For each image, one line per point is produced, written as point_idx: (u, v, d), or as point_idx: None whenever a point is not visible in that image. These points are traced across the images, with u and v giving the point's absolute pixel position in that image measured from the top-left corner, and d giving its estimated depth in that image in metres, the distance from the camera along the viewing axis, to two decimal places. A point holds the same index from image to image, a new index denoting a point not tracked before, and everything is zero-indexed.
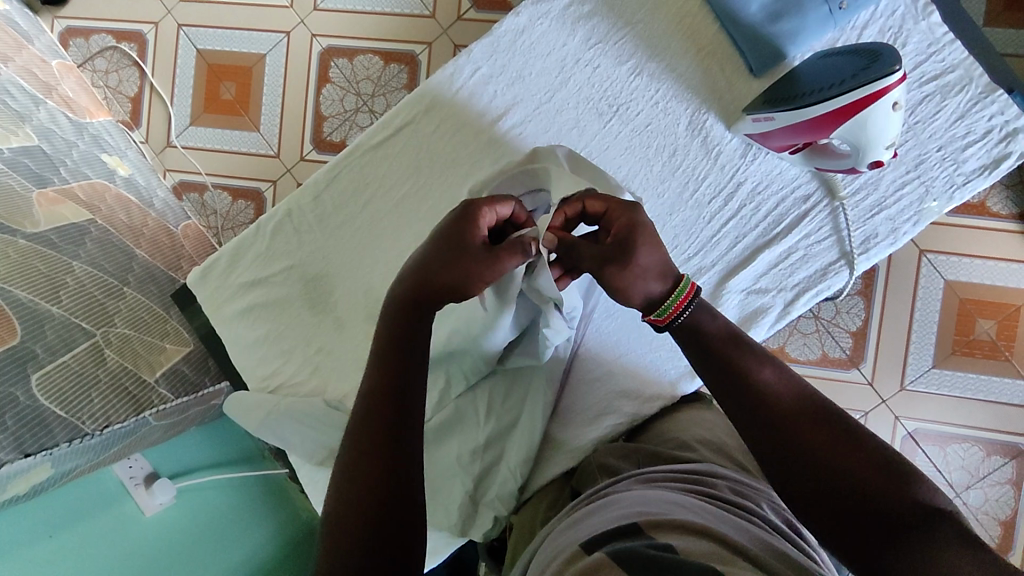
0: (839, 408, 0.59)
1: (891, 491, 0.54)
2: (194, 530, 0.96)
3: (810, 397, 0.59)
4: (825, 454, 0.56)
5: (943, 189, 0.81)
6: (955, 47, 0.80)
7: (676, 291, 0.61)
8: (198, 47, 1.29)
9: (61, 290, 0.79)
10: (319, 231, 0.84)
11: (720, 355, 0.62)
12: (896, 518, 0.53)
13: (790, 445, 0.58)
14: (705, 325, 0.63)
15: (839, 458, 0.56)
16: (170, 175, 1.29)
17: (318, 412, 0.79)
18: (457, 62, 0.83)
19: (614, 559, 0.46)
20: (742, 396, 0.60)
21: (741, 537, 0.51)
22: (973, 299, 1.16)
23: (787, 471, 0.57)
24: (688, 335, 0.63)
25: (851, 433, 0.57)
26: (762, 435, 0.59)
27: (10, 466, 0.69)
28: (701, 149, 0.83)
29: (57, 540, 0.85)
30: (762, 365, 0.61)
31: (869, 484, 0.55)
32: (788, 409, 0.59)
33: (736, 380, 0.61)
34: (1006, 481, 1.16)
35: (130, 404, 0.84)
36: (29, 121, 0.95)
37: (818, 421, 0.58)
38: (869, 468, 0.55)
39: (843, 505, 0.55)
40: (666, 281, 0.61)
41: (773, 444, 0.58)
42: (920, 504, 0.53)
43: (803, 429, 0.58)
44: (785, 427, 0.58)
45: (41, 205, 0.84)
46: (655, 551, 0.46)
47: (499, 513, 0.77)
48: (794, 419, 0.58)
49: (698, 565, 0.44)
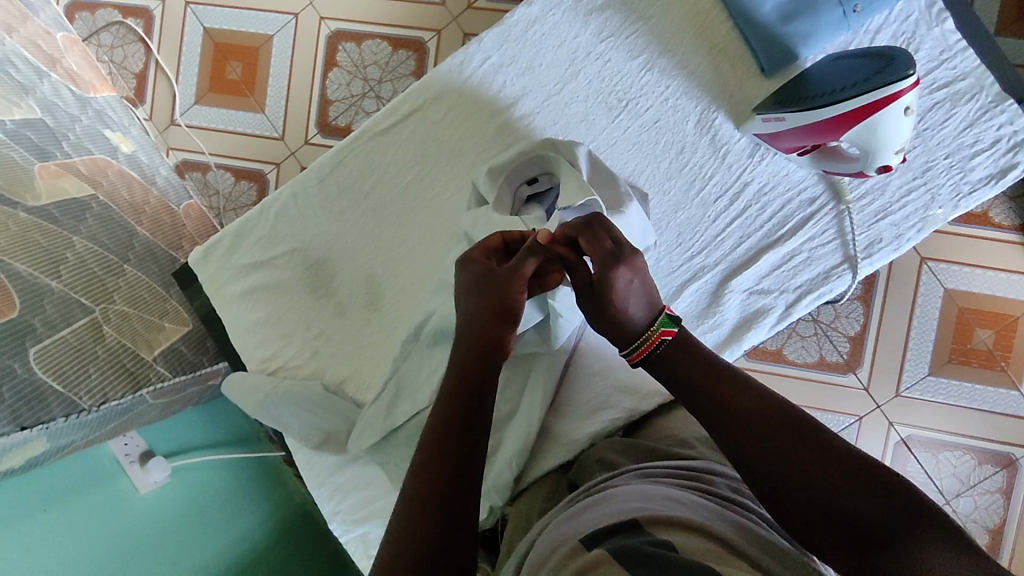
0: (807, 412, 0.57)
1: (874, 501, 0.51)
2: (186, 509, 0.96)
3: (778, 405, 0.57)
4: (799, 463, 0.54)
5: (949, 198, 0.81)
6: (967, 55, 0.80)
7: (643, 337, 0.63)
8: (205, 26, 1.27)
9: (61, 264, 0.79)
10: (322, 215, 0.84)
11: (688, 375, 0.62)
12: (877, 527, 0.50)
13: (760, 460, 0.56)
14: (672, 354, 0.63)
15: (812, 465, 0.54)
16: (173, 153, 1.28)
17: (317, 395, 0.79)
18: (467, 51, 0.83)
19: (616, 557, 0.46)
20: (712, 413, 0.59)
21: (740, 536, 0.51)
22: (972, 308, 1.17)
23: (763, 487, 0.55)
24: (660, 357, 0.64)
25: (822, 436, 0.55)
26: (734, 455, 0.57)
27: (7, 439, 0.68)
28: (709, 148, 0.83)
29: (48, 513, 0.82)
30: (728, 381, 0.60)
31: (844, 490, 0.52)
32: (759, 419, 0.57)
33: (705, 399, 0.60)
34: (996, 490, 1.16)
35: (127, 381, 0.83)
36: (32, 93, 0.94)
37: (787, 429, 0.56)
38: (841, 472, 0.53)
39: (824, 515, 0.52)
40: (642, 322, 0.64)
41: (745, 462, 0.57)
42: (900, 512, 0.50)
43: (778, 439, 0.56)
44: (753, 441, 0.56)
45: (43, 179, 0.84)
46: (654, 548, 0.47)
47: (494, 503, 0.77)
48: (766, 429, 0.56)
49: (698, 564, 0.44)
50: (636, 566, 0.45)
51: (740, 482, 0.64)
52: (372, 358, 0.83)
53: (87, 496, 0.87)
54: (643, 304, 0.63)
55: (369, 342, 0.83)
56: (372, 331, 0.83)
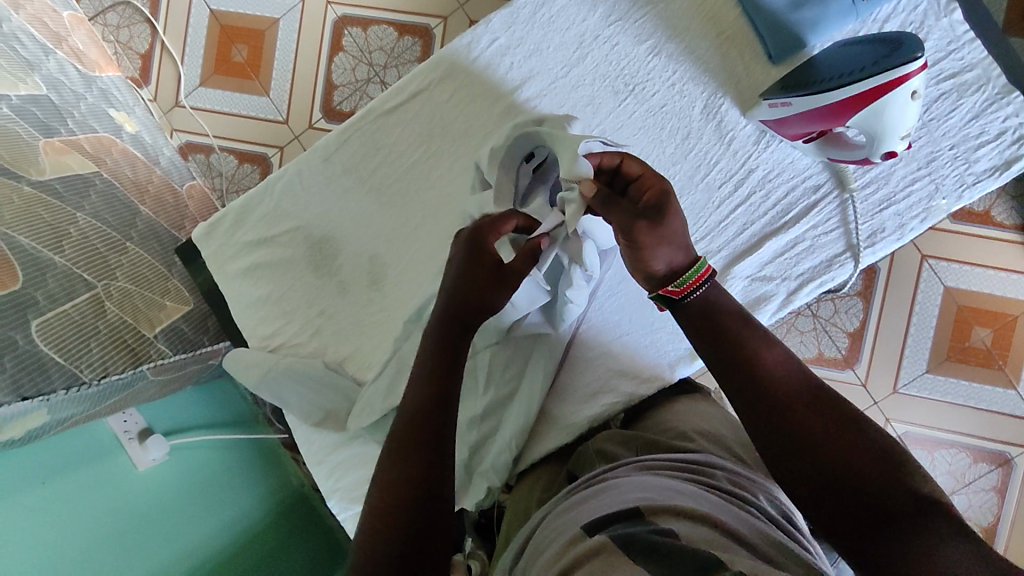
0: (839, 395, 0.60)
1: (890, 484, 0.54)
2: (185, 488, 0.97)
3: (811, 381, 0.60)
4: (821, 437, 0.57)
5: (953, 188, 0.82)
6: (975, 46, 0.80)
7: (692, 270, 0.64)
8: (212, 8, 1.27)
9: (64, 239, 0.79)
10: (326, 193, 0.84)
11: (724, 336, 0.63)
12: (891, 508, 0.53)
13: (785, 428, 0.58)
14: (711, 316, 0.64)
15: (835, 441, 0.57)
16: (176, 135, 1.28)
17: (318, 373, 0.80)
18: (475, 31, 0.83)
19: (620, 545, 0.47)
20: (742, 376, 0.62)
21: (742, 527, 0.52)
22: (971, 307, 1.17)
23: (782, 456, 0.58)
24: (699, 313, 0.65)
25: (850, 416, 0.58)
26: (759, 418, 0.60)
27: (8, 408, 0.68)
28: (714, 134, 0.83)
29: (47, 487, 0.82)
30: (763, 345, 0.63)
31: (860, 470, 0.55)
32: (788, 391, 0.60)
33: (736, 360, 0.62)
34: (991, 488, 1.17)
35: (129, 357, 0.84)
36: (38, 70, 0.94)
37: (816, 404, 0.59)
38: (863, 453, 0.56)
39: (840, 495, 0.55)
40: (687, 253, 0.65)
41: (768, 427, 0.59)
42: (914, 498, 0.53)
43: (804, 413, 0.59)
44: (779, 409, 0.59)
45: (47, 154, 0.84)
46: (658, 537, 0.47)
47: (492, 484, 0.78)
48: (793, 401, 0.59)
49: (701, 551, 0.44)
50: (637, 554, 0.45)
51: (741, 475, 0.65)
52: (373, 338, 0.83)
53: (84, 471, 0.87)
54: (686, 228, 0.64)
55: (370, 323, 0.84)
56: (374, 311, 0.84)
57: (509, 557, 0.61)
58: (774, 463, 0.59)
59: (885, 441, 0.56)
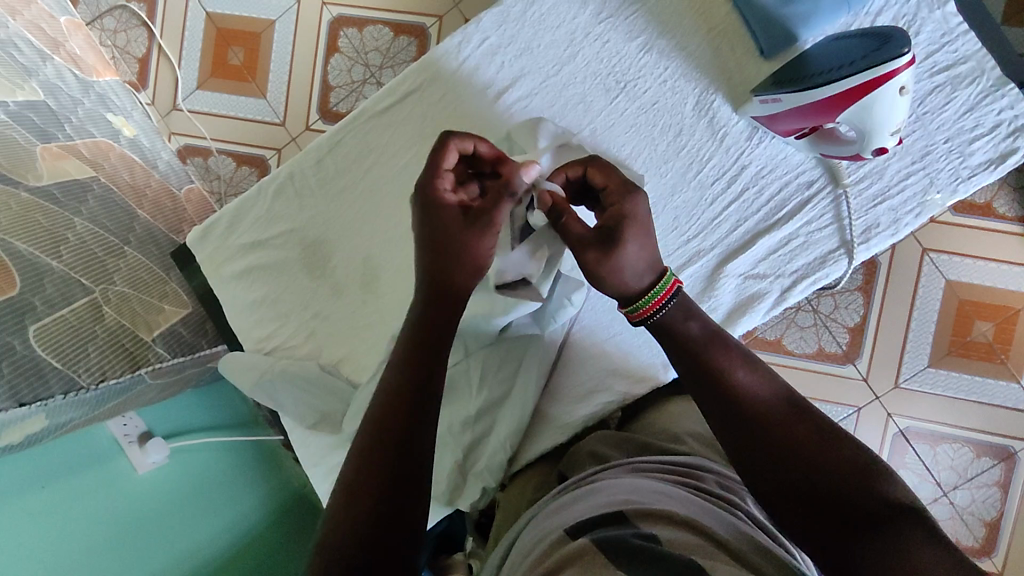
0: (809, 404, 0.61)
1: (864, 493, 0.55)
2: (185, 490, 0.97)
3: (784, 391, 0.61)
4: (796, 449, 0.57)
5: (948, 182, 0.81)
6: (968, 38, 0.79)
7: (654, 289, 0.60)
8: (208, 10, 1.27)
9: (61, 244, 0.79)
10: (320, 196, 0.84)
11: (697, 350, 0.61)
12: (868, 518, 0.54)
13: (761, 443, 0.58)
14: (681, 325, 0.62)
15: (811, 451, 0.57)
16: (175, 138, 1.28)
17: (314, 375, 0.80)
18: (465, 31, 0.82)
19: (599, 545, 0.47)
20: (717, 391, 0.60)
21: (725, 531, 0.52)
22: (973, 300, 1.16)
23: (761, 470, 0.58)
24: (665, 332, 0.62)
25: (822, 424, 0.59)
26: (736, 433, 0.59)
27: (6, 414, 0.68)
28: (707, 130, 0.83)
29: (50, 489, 0.84)
30: (735, 356, 0.61)
31: (836, 481, 0.56)
32: (762, 406, 0.59)
33: (712, 376, 0.60)
34: (993, 483, 1.16)
35: (127, 360, 0.84)
36: (35, 76, 0.94)
37: (791, 414, 0.59)
38: (838, 460, 0.57)
39: (819, 505, 0.55)
40: (650, 273, 0.60)
41: (746, 442, 0.59)
42: (888, 504, 0.54)
43: (780, 425, 0.59)
44: (756, 424, 0.59)
45: (44, 160, 0.84)
46: (639, 540, 0.47)
47: (488, 485, 0.78)
48: (768, 415, 0.59)
49: (685, 563, 0.45)
50: (622, 559, 0.45)
51: (727, 477, 0.65)
52: (368, 340, 0.83)
53: (85, 476, 0.88)
54: (656, 246, 0.60)
55: (365, 324, 0.84)
56: (368, 313, 0.84)
57: (497, 558, 0.61)
58: (753, 476, 0.58)
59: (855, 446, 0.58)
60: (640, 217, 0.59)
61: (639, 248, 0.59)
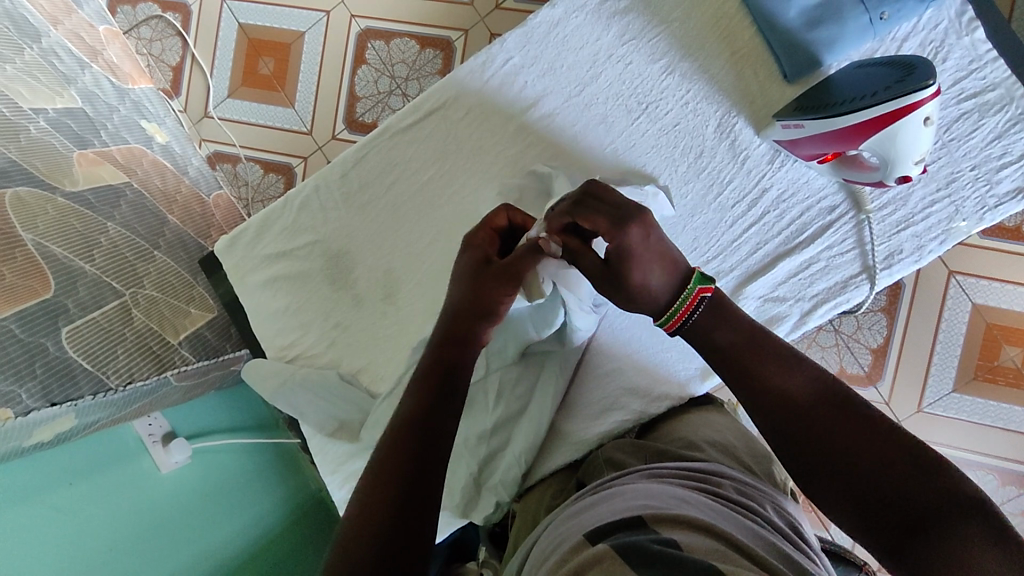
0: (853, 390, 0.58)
1: (915, 486, 0.53)
2: (205, 490, 0.99)
3: (825, 381, 0.59)
4: (846, 446, 0.56)
5: (974, 210, 0.80)
6: (998, 65, 0.78)
7: (681, 297, 0.61)
8: (240, 21, 1.31)
9: (94, 248, 0.82)
10: (345, 208, 0.86)
11: (733, 355, 0.61)
12: (918, 512, 0.52)
13: (813, 443, 0.57)
14: (716, 331, 0.62)
15: (861, 447, 0.55)
16: (205, 145, 1.31)
17: (333, 383, 0.82)
18: (490, 50, 0.84)
19: (618, 551, 0.46)
20: (761, 403, 0.59)
21: (746, 538, 0.51)
22: (1001, 325, 1.14)
23: (807, 467, 0.57)
24: (708, 344, 0.62)
25: (869, 414, 0.57)
26: (783, 436, 0.58)
27: (38, 413, 0.70)
28: (728, 152, 0.83)
29: (74, 488, 0.84)
30: (781, 360, 0.60)
31: (888, 475, 0.54)
32: (806, 406, 0.58)
33: (753, 388, 0.60)
34: (1020, 513, 1.14)
35: (153, 363, 0.86)
36: (73, 83, 0.97)
37: (834, 410, 0.57)
38: (887, 451, 0.54)
39: (871, 501, 0.54)
40: (669, 284, 0.61)
41: (791, 442, 0.58)
42: (940, 496, 0.52)
43: (822, 425, 0.57)
44: (805, 425, 0.57)
45: (81, 166, 0.87)
46: (659, 546, 0.46)
47: (502, 499, 0.78)
48: (811, 415, 0.58)
49: (703, 564, 0.43)
50: (636, 562, 0.44)
51: (746, 482, 0.64)
52: (387, 349, 0.85)
53: (109, 474, 0.89)
54: (662, 269, 0.61)
55: (384, 334, 0.85)
56: (388, 323, 0.86)
57: (514, 566, 0.60)
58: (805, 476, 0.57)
59: (906, 437, 0.55)
60: (635, 246, 0.60)
61: (646, 270, 0.61)
